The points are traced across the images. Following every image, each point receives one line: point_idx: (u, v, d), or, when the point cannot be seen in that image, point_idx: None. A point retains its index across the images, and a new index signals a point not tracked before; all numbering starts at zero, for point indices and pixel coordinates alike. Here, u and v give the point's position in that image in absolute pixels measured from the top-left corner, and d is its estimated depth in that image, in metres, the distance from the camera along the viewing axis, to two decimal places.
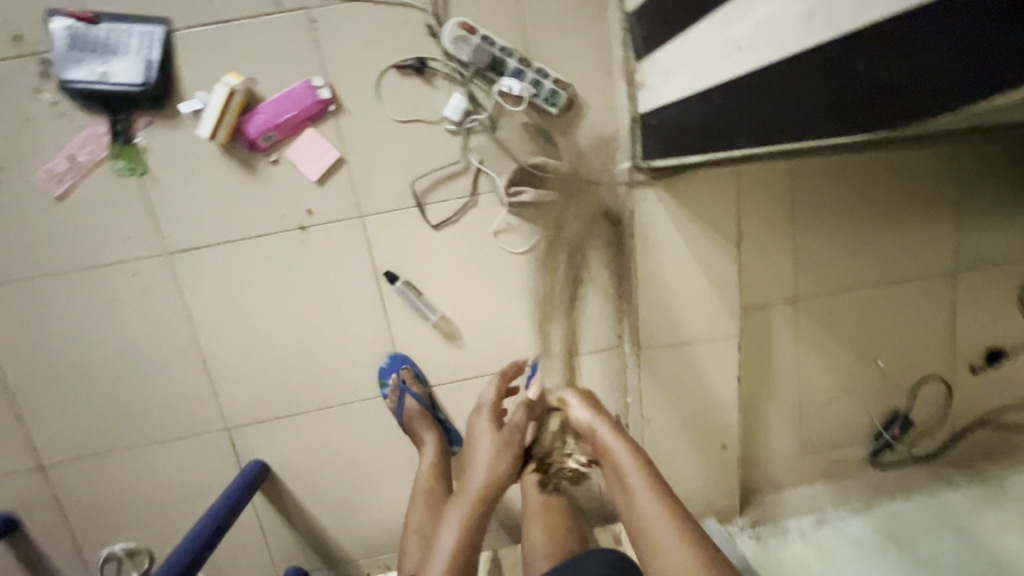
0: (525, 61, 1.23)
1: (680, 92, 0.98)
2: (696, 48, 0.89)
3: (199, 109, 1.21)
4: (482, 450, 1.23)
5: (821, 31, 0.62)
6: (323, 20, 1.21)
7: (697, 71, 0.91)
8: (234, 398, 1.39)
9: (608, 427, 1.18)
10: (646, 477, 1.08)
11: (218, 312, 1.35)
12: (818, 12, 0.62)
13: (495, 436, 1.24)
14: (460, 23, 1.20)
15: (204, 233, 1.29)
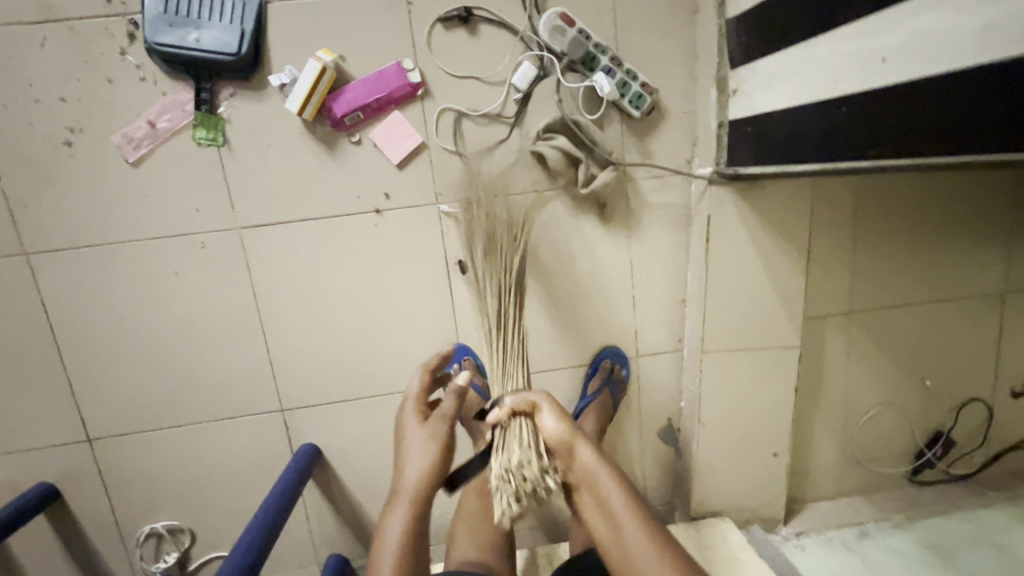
0: (618, 60, 1.23)
1: (791, 100, 0.99)
2: (822, 57, 0.90)
3: (286, 83, 1.19)
4: (415, 444, 1.06)
5: (995, 47, 0.61)
6: (418, 3, 1.20)
7: (819, 80, 0.91)
8: (292, 379, 1.37)
9: (588, 449, 1.02)
10: (647, 533, 0.95)
11: (284, 291, 1.32)
12: (996, 27, 0.60)
13: (428, 430, 1.07)
14: (558, 14, 1.20)
15: (278, 210, 1.27)
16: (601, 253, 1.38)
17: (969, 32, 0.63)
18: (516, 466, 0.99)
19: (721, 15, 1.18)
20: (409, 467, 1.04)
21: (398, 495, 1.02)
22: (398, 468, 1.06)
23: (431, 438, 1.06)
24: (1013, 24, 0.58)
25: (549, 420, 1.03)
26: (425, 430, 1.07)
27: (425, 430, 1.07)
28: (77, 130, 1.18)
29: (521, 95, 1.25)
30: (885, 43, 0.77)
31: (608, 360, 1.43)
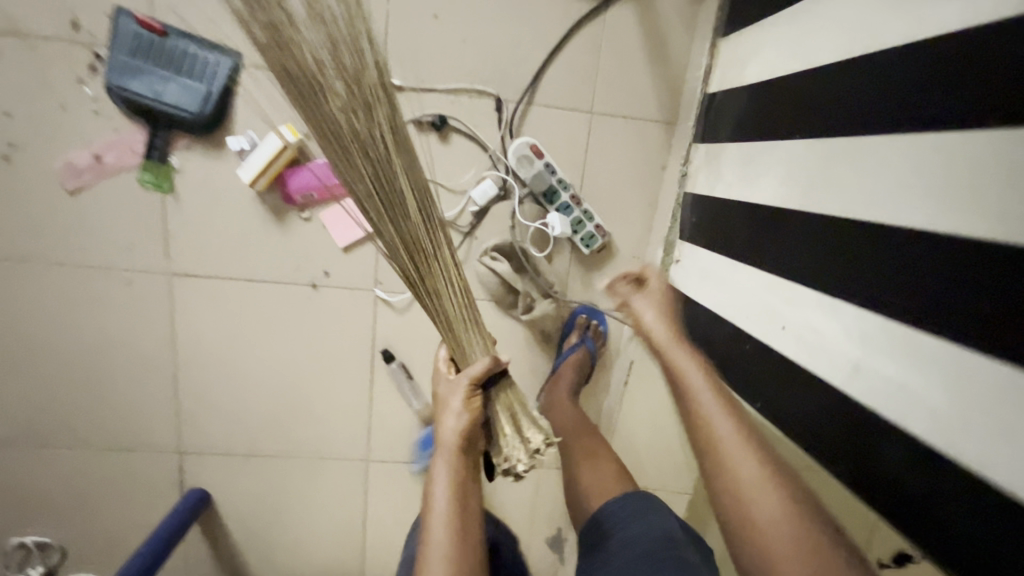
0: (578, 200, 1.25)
1: (714, 303, 1.05)
2: (742, 282, 0.96)
3: (245, 149, 1.17)
4: (449, 438, 0.97)
5: (864, 388, 0.68)
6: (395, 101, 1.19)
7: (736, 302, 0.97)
8: (196, 424, 1.37)
9: (687, 357, 1.01)
10: (731, 415, 0.89)
11: (205, 340, 1.32)
12: (866, 372, 0.68)
13: (456, 423, 0.97)
14: (528, 144, 1.20)
15: (213, 265, 1.26)
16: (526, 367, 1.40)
17: (884, 375, 0.65)
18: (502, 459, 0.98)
19: (681, 184, 1.22)
20: (450, 463, 0.99)
21: (441, 505, 0.98)
22: (436, 467, 1.00)
23: (467, 432, 0.97)
24: (879, 382, 0.66)
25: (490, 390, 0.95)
26: (454, 424, 0.97)
27: (455, 427, 0.97)
28: (19, 147, 1.14)
29: (477, 209, 1.25)
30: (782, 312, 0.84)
31: (582, 316, 1.37)
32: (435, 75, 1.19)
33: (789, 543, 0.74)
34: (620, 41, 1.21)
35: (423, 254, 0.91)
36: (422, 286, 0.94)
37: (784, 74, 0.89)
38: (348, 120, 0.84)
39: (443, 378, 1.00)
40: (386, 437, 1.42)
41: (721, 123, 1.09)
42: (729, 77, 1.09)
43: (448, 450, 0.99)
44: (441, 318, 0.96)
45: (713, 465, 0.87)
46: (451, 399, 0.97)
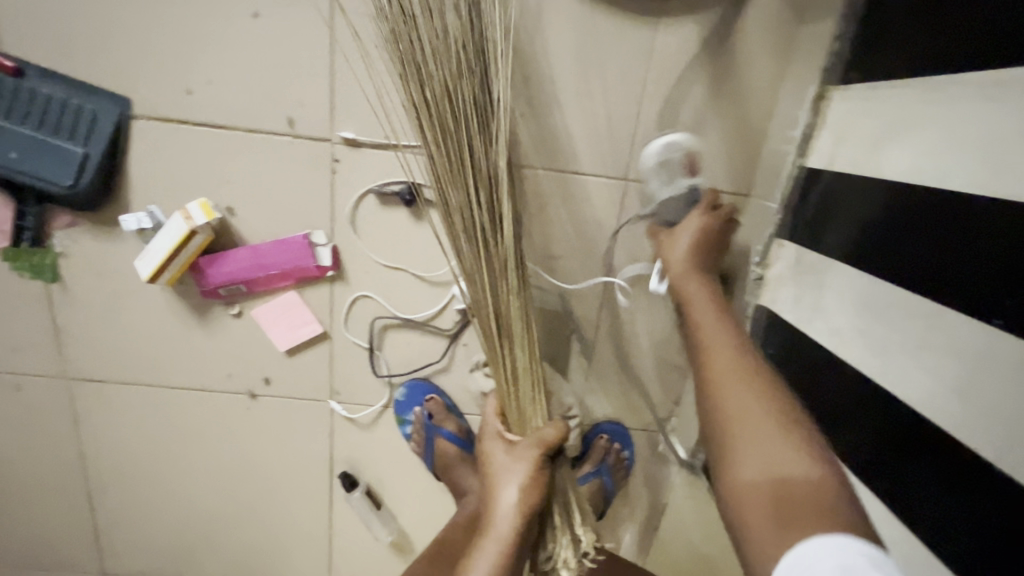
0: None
1: None
2: None
3: (146, 229, 0.85)
4: (505, 520, 0.68)
5: None
6: (348, 162, 0.85)
7: None
8: (119, 545, 1.11)
9: (694, 281, 0.75)
10: (756, 388, 0.59)
11: (121, 453, 1.04)
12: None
13: (521, 497, 0.69)
14: (685, 154, 0.81)
15: (122, 368, 0.97)
16: None
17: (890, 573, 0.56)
18: (545, 556, 0.75)
19: (755, 291, 0.85)
20: (504, 559, 0.67)
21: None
22: (476, 561, 0.68)
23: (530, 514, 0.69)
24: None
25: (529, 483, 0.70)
26: (516, 498, 0.69)
27: (518, 504, 0.68)
28: None
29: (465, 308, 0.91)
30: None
31: (603, 437, 1.02)
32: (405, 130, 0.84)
33: (799, 501, 0.49)
34: (675, 79, 0.82)
35: (500, 301, 0.72)
36: (496, 329, 0.73)
37: (980, 206, 0.50)
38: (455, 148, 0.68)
39: (499, 444, 0.75)
40: (351, 566, 1.15)
41: (829, 227, 0.71)
42: (850, 158, 0.69)
43: (501, 540, 0.68)
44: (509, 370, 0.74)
45: (711, 424, 0.61)
46: (516, 467, 0.71)
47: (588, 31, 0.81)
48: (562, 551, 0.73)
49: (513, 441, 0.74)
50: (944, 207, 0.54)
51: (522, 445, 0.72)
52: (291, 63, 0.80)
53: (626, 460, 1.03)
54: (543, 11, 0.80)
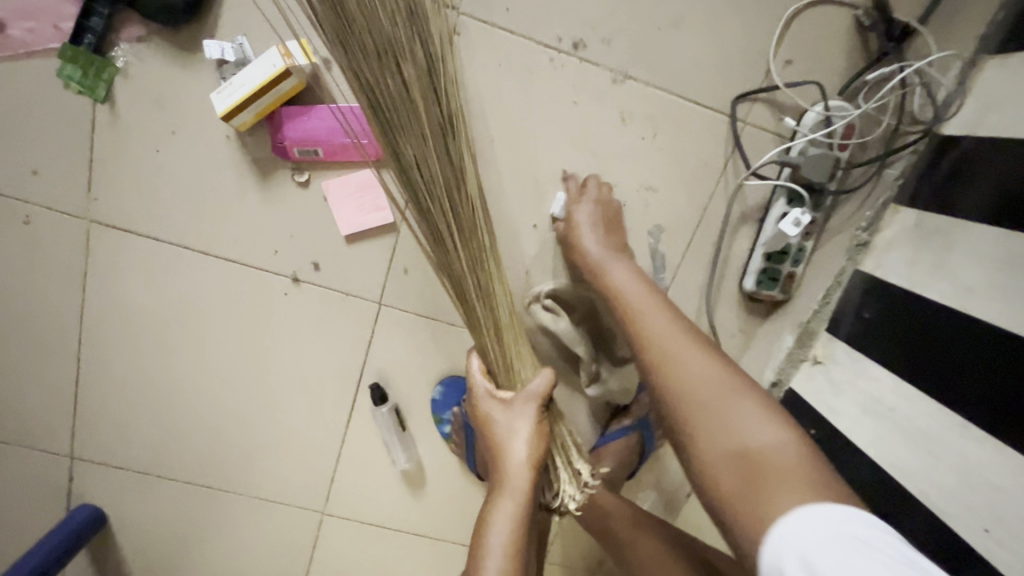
0: (809, 231, 0.84)
1: (844, 423, 0.76)
2: (908, 417, 0.67)
3: (229, 61, 0.76)
4: (518, 474, 0.70)
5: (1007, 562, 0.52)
6: (466, 38, 0.79)
7: (896, 448, 0.67)
8: (98, 423, 0.98)
9: (621, 267, 0.77)
10: (703, 357, 0.66)
11: (124, 319, 0.92)
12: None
13: (529, 450, 0.71)
14: (850, 122, 0.80)
15: (152, 221, 0.86)
16: None
17: (1022, 521, 0.52)
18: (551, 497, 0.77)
19: (853, 257, 0.84)
20: (519, 508, 0.70)
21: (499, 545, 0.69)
22: (494, 515, 0.70)
23: (539, 466, 0.71)
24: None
25: (522, 446, 0.71)
26: (525, 453, 0.71)
27: (527, 458, 0.70)
28: None
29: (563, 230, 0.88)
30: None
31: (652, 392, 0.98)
32: (535, 17, 0.79)
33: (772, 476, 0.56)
34: (817, 26, 0.81)
35: (482, 281, 0.72)
36: (471, 278, 0.71)
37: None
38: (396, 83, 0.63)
39: (493, 403, 0.74)
40: (355, 493, 1.05)
41: (964, 188, 0.70)
42: (999, 122, 0.68)
43: (515, 491, 0.70)
44: (491, 335, 0.73)
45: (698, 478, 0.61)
46: (514, 426, 0.72)
47: None
48: (563, 488, 0.74)
49: (507, 400, 0.74)
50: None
51: (518, 402, 0.73)
52: None
53: None
54: None
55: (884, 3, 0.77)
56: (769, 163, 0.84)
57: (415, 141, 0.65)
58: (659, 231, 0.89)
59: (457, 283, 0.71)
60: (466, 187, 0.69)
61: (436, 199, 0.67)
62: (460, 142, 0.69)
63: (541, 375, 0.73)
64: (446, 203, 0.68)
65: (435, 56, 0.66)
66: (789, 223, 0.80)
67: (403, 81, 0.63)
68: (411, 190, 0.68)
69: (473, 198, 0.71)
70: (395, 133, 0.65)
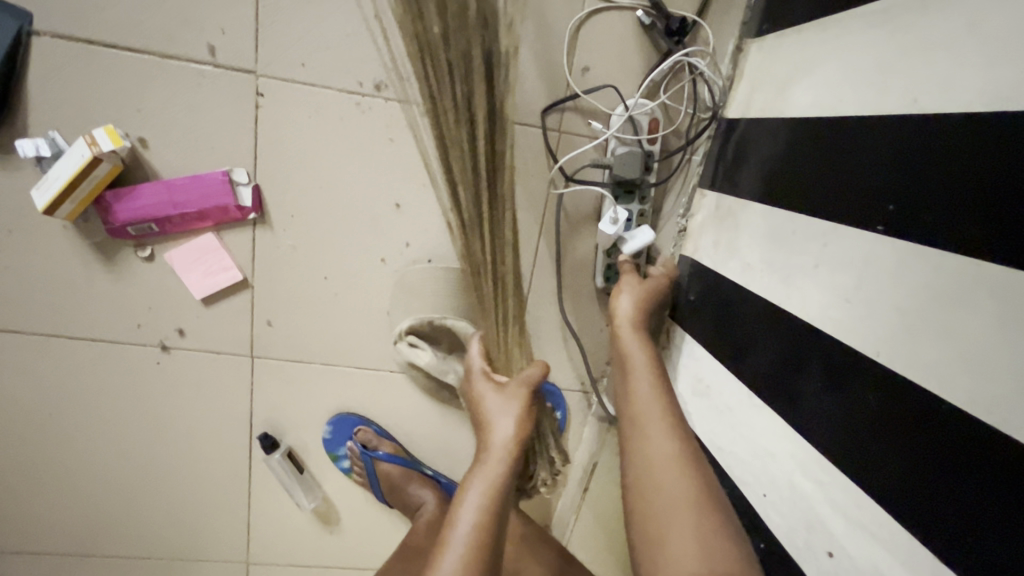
0: (641, 223, 0.89)
1: (681, 402, 0.80)
2: (720, 392, 0.70)
3: (44, 155, 0.79)
4: (500, 452, 0.69)
5: (778, 525, 0.57)
6: (272, 97, 0.82)
7: (712, 424, 0.71)
8: (6, 514, 1.01)
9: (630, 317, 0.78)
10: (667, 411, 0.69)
11: (8, 411, 0.95)
12: (794, 508, 0.55)
13: (514, 431, 0.71)
14: (651, 117, 0.85)
15: (11, 315, 0.89)
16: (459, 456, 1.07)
17: (784, 484, 0.56)
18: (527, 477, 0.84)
19: (679, 243, 0.88)
20: (498, 487, 0.67)
21: (475, 517, 0.63)
22: (468, 491, 0.66)
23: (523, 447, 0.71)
24: (790, 526, 0.55)
25: (509, 426, 0.71)
26: (511, 433, 0.71)
27: (513, 437, 0.70)
28: None
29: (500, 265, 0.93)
30: (804, 488, 0.53)
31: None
32: (334, 66, 0.82)
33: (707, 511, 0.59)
34: (605, 32, 0.84)
35: (499, 268, 0.73)
36: (494, 273, 0.73)
37: (883, 118, 0.51)
38: (456, 90, 0.63)
39: (487, 385, 0.76)
40: (271, 538, 1.08)
41: (743, 168, 0.74)
42: (762, 102, 0.72)
43: (497, 470, 0.68)
44: (496, 319, 0.75)
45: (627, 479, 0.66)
46: (507, 405, 0.72)
47: None
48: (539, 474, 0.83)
49: (502, 384, 0.75)
50: (850, 129, 0.55)
51: (512, 386, 0.74)
52: None
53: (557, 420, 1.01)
54: None
55: (661, 3, 0.80)
56: (586, 168, 0.88)
57: (460, 133, 0.65)
58: None
59: (475, 268, 0.72)
60: (508, 183, 0.70)
61: (469, 187, 0.67)
62: (501, 141, 0.68)
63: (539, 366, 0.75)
64: (481, 191, 0.68)
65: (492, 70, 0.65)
66: (607, 222, 0.85)
67: (460, 85, 0.63)
68: (447, 174, 0.68)
69: (509, 203, 0.70)
70: (447, 129, 0.65)
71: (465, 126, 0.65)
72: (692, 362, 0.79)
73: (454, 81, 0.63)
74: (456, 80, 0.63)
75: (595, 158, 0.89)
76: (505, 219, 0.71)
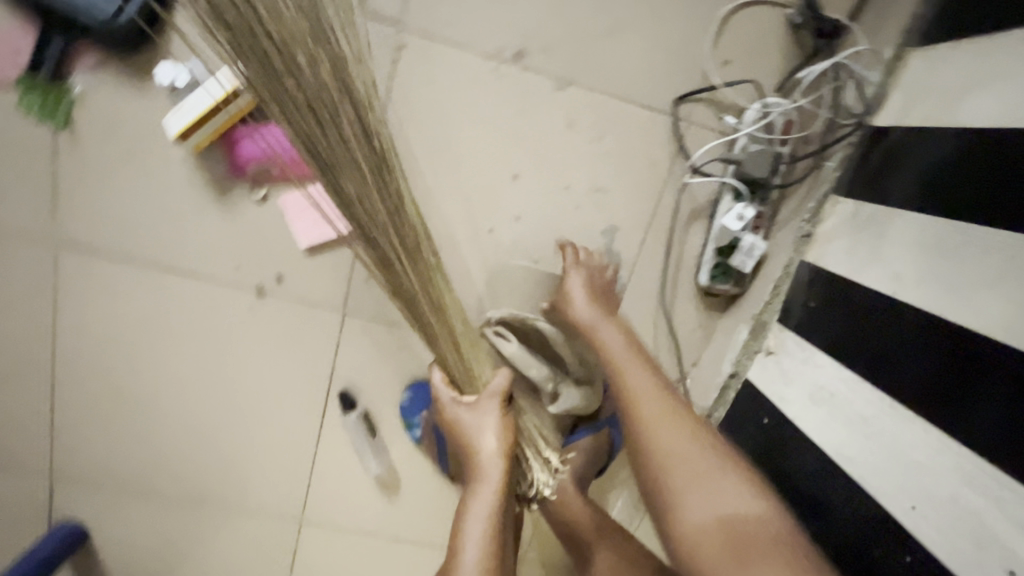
0: (757, 225, 0.87)
1: (792, 410, 0.77)
2: (849, 403, 0.68)
3: (179, 84, 0.79)
4: (489, 467, 0.76)
5: (936, 544, 0.54)
6: (412, 53, 0.82)
7: (836, 434, 0.69)
8: (76, 443, 1.01)
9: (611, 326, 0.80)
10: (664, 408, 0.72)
11: (94, 339, 0.94)
12: (961, 526, 0.52)
13: (498, 443, 0.76)
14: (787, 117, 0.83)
15: (116, 242, 0.89)
16: None
17: (947, 499, 0.54)
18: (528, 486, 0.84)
19: (799, 247, 0.86)
20: (493, 505, 0.74)
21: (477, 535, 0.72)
22: (469, 514, 0.74)
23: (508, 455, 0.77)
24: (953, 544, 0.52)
25: (490, 443, 0.76)
26: (494, 446, 0.76)
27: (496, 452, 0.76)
28: None
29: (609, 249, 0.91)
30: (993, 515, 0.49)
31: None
32: (476, 29, 0.82)
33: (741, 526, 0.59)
34: (751, 27, 0.83)
35: (432, 294, 0.75)
36: (423, 298, 0.75)
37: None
38: (331, 134, 0.67)
39: (459, 405, 0.79)
40: (330, 500, 1.07)
41: (894, 176, 0.72)
42: (924, 111, 0.70)
43: (490, 487, 0.75)
44: (451, 345, 0.78)
45: (653, 476, 0.67)
46: (482, 423, 0.77)
47: None
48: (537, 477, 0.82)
49: (473, 402, 0.79)
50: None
51: (483, 400, 0.78)
52: None
53: None
54: None
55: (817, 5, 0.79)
56: (715, 160, 0.87)
57: (354, 171, 0.69)
58: (612, 231, 0.91)
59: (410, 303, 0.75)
60: (404, 212, 0.72)
61: (376, 218, 0.70)
62: (394, 167, 0.72)
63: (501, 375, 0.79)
64: (377, 208, 0.70)
65: (364, 99, 0.69)
66: (732, 217, 0.84)
67: (332, 115, 0.67)
68: (353, 217, 0.71)
69: (414, 222, 0.74)
70: (334, 168, 0.68)
71: (356, 164, 0.69)
72: (812, 368, 0.76)
73: (329, 126, 0.67)
74: (334, 127, 0.67)
75: (724, 152, 0.87)
76: (419, 251, 0.74)
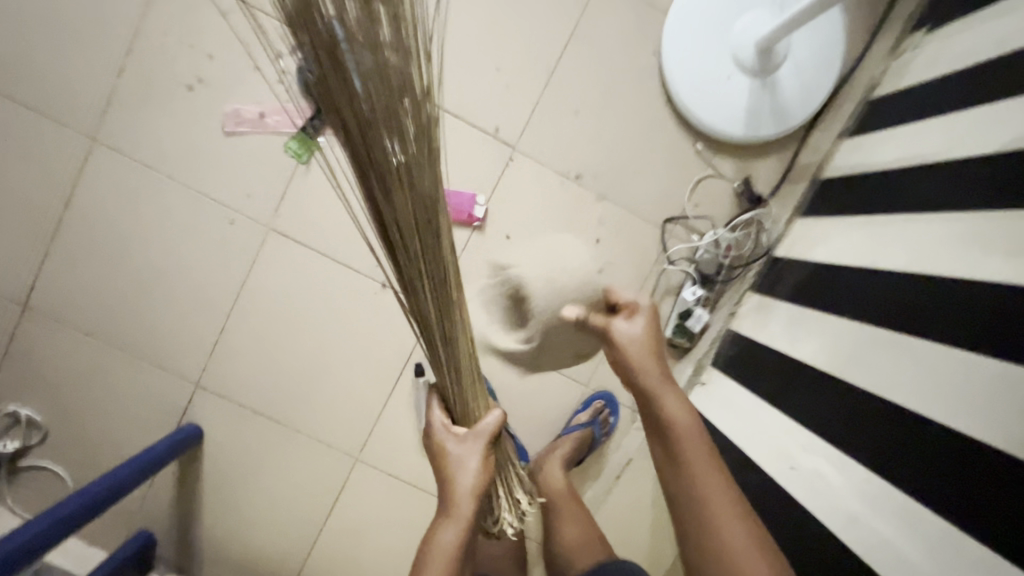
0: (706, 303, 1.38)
1: (708, 411, 1.27)
2: (738, 403, 1.19)
3: None
4: (463, 501, 0.89)
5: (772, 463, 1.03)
6: (518, 163, 1.39)
7: (730, 419, 1.19)
8: (223, 362, 1.44)
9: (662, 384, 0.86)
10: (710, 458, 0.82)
11: (266, 292, 1.42)
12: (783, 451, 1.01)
13: (474, 482, 0.89)
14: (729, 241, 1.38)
15: (307, 234, 1.40)
16: (534, 426, 1.49)
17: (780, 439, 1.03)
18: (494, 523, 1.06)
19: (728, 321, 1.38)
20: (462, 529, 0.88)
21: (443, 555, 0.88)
22: (440, 533, 0.89)
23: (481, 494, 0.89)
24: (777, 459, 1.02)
25: (467, 479, 0.89)
26: (470, 483, 0.89)
27: (473, 487, 0.89)
28: (204, 85, 1.35)
29: None
30: (838, 486, 0.88)
31: (601, 401, 1.47)
32: (558, 158, 1.40)
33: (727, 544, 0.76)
34: (715, 188, 1.41)
35: (449, 328, 0.83)
36: (437, 329, 0.82)
37: (867, 271, 1.01)
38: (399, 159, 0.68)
39: (449, 437, 0.92)
40: (382, 443, 1.48)
41: (780, 282, 1.26)
42: (797, 250, 1.26)
43: (462, 518, 0.88)
44: (456, 380, 0.89)
45: (687, 502, 0.82)
46: (467, 459, 0.90)
47: (677, 144, 1.40)
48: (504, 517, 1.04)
49: (461, 436, 0.91)
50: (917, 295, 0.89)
51: (471, 439, 0.91)
52: (511, 103, 1.37)
53: (610, 421, 1.46)
54: (656, 126, 1.40)
55: (749, 182, 1.39)
56: (683, 259, 1.42)
57: (397, 201, 0.70)
58: None
59: (425, 327, 0.82)
60: (439, 243, 0.76)
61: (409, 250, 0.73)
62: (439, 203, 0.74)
63: (494, 415, 0.93)
64: (421, 241, 0.73)
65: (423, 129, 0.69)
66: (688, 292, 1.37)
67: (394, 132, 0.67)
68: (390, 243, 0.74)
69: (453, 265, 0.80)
70: (384, 194, 0.69)
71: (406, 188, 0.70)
72: (724, 386, 1.27)
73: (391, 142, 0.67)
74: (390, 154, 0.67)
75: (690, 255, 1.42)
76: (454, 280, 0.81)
